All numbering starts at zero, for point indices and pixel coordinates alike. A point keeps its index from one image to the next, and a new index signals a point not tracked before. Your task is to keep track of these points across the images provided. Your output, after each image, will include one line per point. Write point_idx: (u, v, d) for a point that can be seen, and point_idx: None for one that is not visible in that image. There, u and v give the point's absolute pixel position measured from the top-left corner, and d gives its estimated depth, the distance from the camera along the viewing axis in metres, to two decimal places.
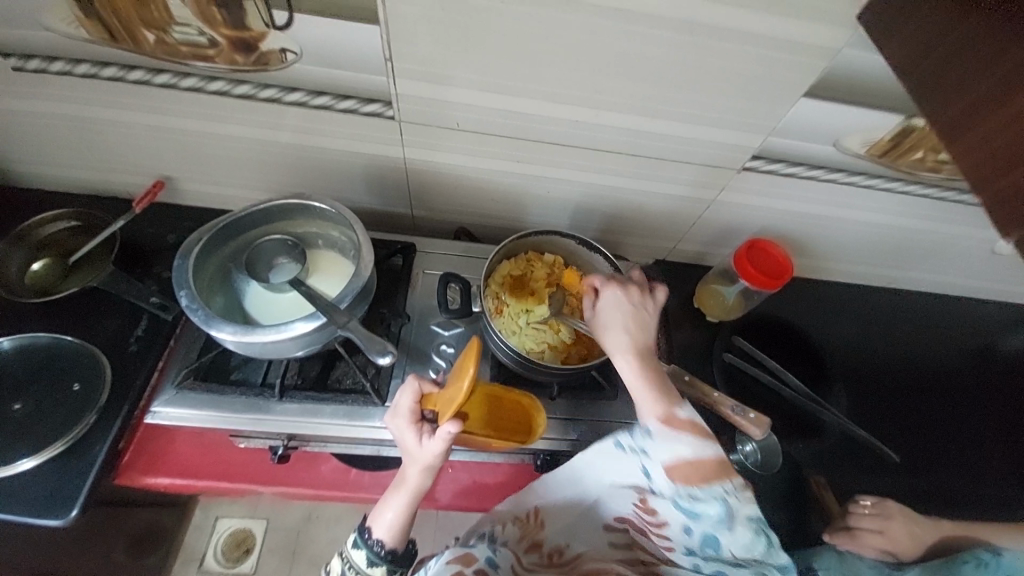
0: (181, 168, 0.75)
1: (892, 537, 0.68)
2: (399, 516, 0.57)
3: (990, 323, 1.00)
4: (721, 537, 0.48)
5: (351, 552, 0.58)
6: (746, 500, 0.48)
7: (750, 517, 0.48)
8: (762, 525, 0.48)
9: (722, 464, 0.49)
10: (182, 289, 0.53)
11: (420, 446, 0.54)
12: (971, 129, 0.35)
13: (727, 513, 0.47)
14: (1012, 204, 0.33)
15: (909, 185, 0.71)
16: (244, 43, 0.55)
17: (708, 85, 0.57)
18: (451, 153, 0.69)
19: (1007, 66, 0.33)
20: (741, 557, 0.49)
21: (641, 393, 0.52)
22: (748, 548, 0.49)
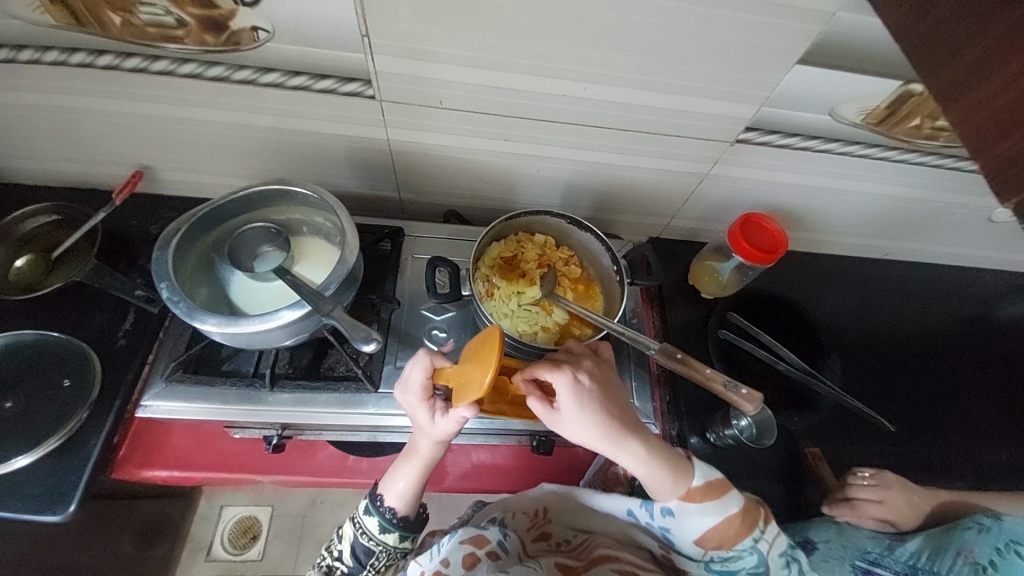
0: (161, 156, 0.72)
1: (892, 507, 0.68)
2: (410, 488, 0.58)
3: (985, 291, 0.99)
4: (676, 529, 0.53)
5: (362, 518, 0.59)
6: (695, 501, 0.51)
7: (699, 511, 0.51)
8: (715, 521, 0.51)
9: (676, 480, 0.52)
10: (163, 281, 0.51)
11: (433, 423, 0.54)
12: (967, 95, 0.34)
13: (674, 511, 0.52)
14: (1004, 172, 0.32)
15: (905, 153, 0.70)
16: (213, 22, 0.53)
17: (700, 54, 0.55)
18: (436, 133, 0.67)
19: (1006, 23, 0.31)
20: (709, 547, 0.51)
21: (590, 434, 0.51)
22: (715, 541, 0.51)
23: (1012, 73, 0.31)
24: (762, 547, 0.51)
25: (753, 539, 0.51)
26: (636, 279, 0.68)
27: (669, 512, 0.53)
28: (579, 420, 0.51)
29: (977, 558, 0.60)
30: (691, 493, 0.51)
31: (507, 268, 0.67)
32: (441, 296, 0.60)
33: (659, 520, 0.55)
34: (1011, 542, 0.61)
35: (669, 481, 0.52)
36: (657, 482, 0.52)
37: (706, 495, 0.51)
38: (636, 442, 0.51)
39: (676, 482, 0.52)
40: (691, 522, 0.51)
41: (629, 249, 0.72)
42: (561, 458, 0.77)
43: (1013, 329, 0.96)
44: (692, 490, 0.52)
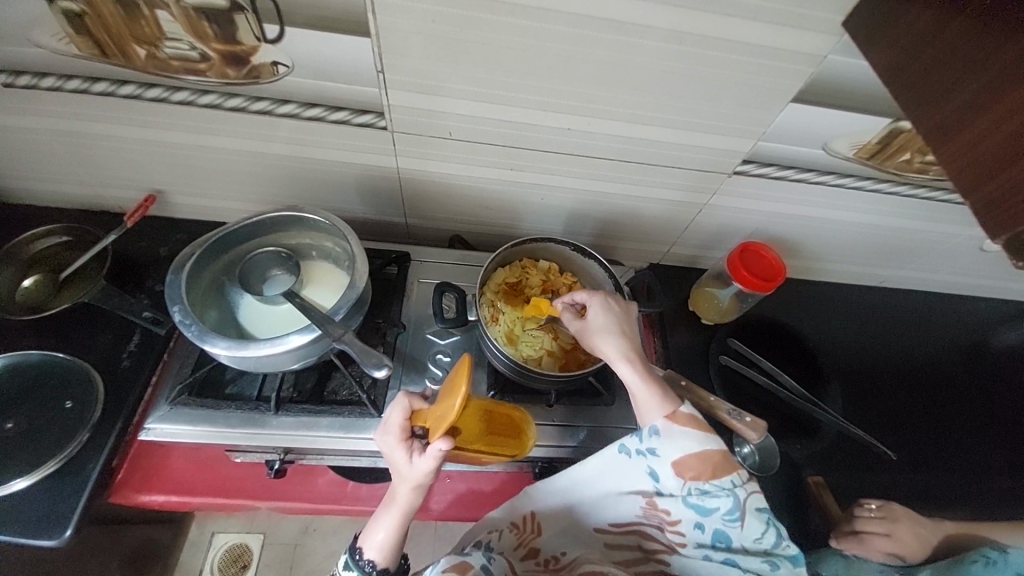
0: (174, 181, 0.74)
1: (901, 541, 0.68)
2: (388, 537, 0.56)
3: (981, 320, 1.01)
4: (662, 452, 0.52)
5: (343, 575, 0.57)
6: (681, 424, 0.52)
7: (685, 434, 0.51)
8: (698, 446, 0.51)
9: (666, 400, 0.54)
10: (175, 304, 0.52)
11: (411, 463, 0.53)
12: (958, 133, 0.36)
13: (660, 429, 0.52)
14: (992, 211, 0.34)
15: (897, 186, 0.72)
16: (234, 57, 0.55)
17: (700, 92, 0.58)
18: (445, 163, 0.69)
19: (992, 68, 0.33)
20: (688, 479, 0.51)
21: (607, 337, 0.57)
22: (695, 472, 0.51)
23: (999, 114, 0.33)
24: (740, 493, 0.51)
25: (732, 481, 0.51)
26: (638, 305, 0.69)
27: (656, 432, 0.52)
28: (602, 326, 0.58)
29: None
30: (678, 414, 0.52)
31: (512, 293, 0.68)
32: (445, 322, 0.61)
33: (643, 446, 0.53)
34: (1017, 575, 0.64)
35: (659, 398, 0.54)
36: (649, 395, 0.54)
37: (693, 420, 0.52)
38: (640, 356, 0.56)
39: (664, 399, 0.53)
40: (673, 446, 0.51)
41: (631, 277, 0.73)
42: None
43: (1010, 358, 0.97)
44: (679, 413, 0.53)
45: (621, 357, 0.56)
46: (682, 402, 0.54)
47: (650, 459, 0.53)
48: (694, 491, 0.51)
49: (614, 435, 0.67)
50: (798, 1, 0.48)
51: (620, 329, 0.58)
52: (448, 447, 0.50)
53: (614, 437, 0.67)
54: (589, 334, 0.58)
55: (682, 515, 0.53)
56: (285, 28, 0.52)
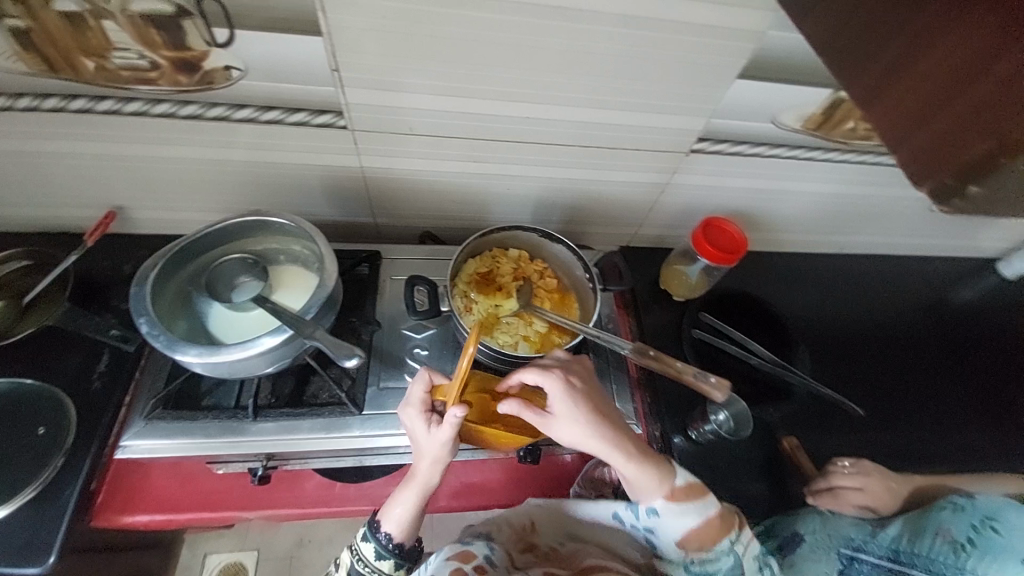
0: (134, 196, 0.73)
1: (872, 493, 0.71)
2: (404, 514, 0.58)
3: (937, 278, 1.06)
4: (661, 530, 0.57)
5: (361, 545, 0.59)
6: (677, 502, 0.55)
7: (682, 512, 0.55)
8: (698, 521, 0.55)
9: (660, 482, 0.56)
10: (142, 316, 0.52)
11: (429, 435, 0.55)
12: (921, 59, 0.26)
13: (659, 510, 0.56)
14: (949, 143, 0.25)
15: (844, 154, 0.76)
16: (186, 64, 0.55)
17: (650, 73, 0.59)
18: (410, 159, 0.69)
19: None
20: (692, 550, 0.55)
21: (586, 431, 0.55)
22: (699, 542, 0.55)
23: (930, 46, 0.25)
24: (739, 549, 0.55)
25: (730, 540, 0.55)
26: (608, 285, 0.71)
27: (656, 513, 0.56)
28: (569, 421, 0.54)
29: (956, 536, 0.62)
30: (675, 492, 0.56)
31: (484, 282, 0.69)
32: (419, 314, 0.62)
33: (642, 523, 0.60)
34: (986, 519, 0.62)
35: (655, 477, 0.56)
36: (645, 475, 0.56)
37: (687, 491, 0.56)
38: (624, 443, 0.55)
39: (660, 481, 0.56)
40: (675, 522, 0.55)
41: (597, 260, 0.75)
42: (549, 468, 0.78)
43: (967, 312, 1.03)
44: (677, 490, 0.56)
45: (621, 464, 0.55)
46: (676, 474, 0.57)
47: (651, 533, 0.59)
48: (695, 560, 0.55)
49: None
50: None
51: (594, 420, 0.55)
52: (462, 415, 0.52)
53: None
54: (565, 433, 0.55)
55: None
56: (235, 31, 0.52)
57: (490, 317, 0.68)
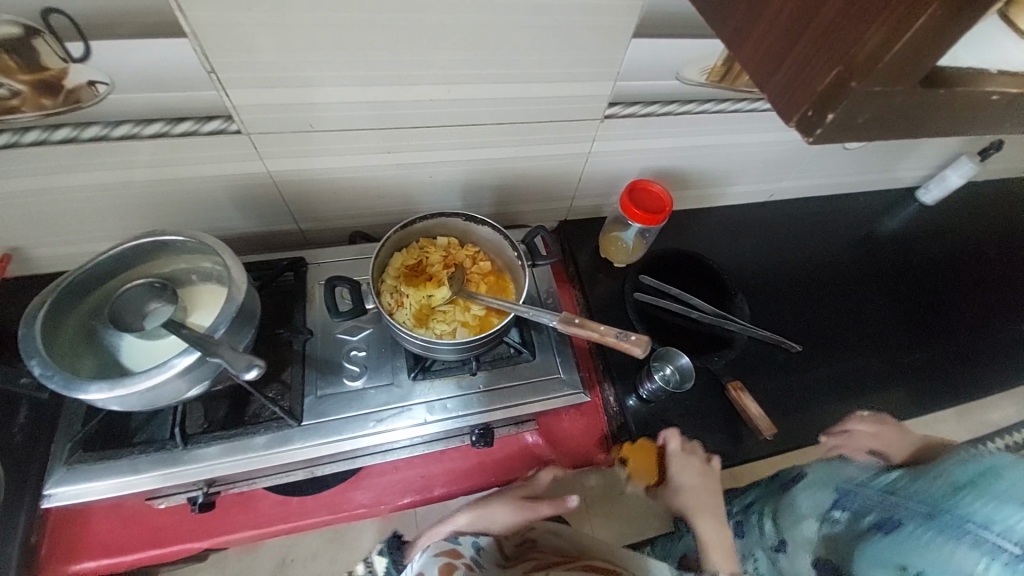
0: (27, 234, 0.68)
1: (885, 440, 0.75)
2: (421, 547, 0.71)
3: (862, 212, 1.11)
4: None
5: None
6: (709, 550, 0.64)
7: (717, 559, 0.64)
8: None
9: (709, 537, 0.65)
10: (33, 357, 0.48)
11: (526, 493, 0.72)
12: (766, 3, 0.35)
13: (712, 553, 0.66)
14: (796, 85, 0.34)
15: (754, 102, 0.77)
16: (45, 85, 0.50)
17: (545, 41, 0.59)
18: (320, 158, 0.67)
19: None
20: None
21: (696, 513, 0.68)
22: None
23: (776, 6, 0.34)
24: None
25: None
26: (538, 260, 0.71)
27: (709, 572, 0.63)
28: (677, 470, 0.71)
29: (954, 479, 0.51)
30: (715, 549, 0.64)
31: (412, 274, 0.68)
32: (343, 315, 0.60)
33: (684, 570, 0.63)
34: (983, 473, 0.49)
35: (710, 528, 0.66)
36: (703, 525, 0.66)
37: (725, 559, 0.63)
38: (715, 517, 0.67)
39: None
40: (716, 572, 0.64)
41: (527, 235, 0.74)
42: (510, 449, 0.75)
43: (893, 242, 1.08)
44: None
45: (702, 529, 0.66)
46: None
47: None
48: None
49: (544, 387, 0.69)
50: None
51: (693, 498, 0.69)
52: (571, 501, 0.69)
53: (546, 390, 0.69)
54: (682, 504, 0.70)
55: None
56: (91, 42, 0.48)
57: (423, 309, 0.67)
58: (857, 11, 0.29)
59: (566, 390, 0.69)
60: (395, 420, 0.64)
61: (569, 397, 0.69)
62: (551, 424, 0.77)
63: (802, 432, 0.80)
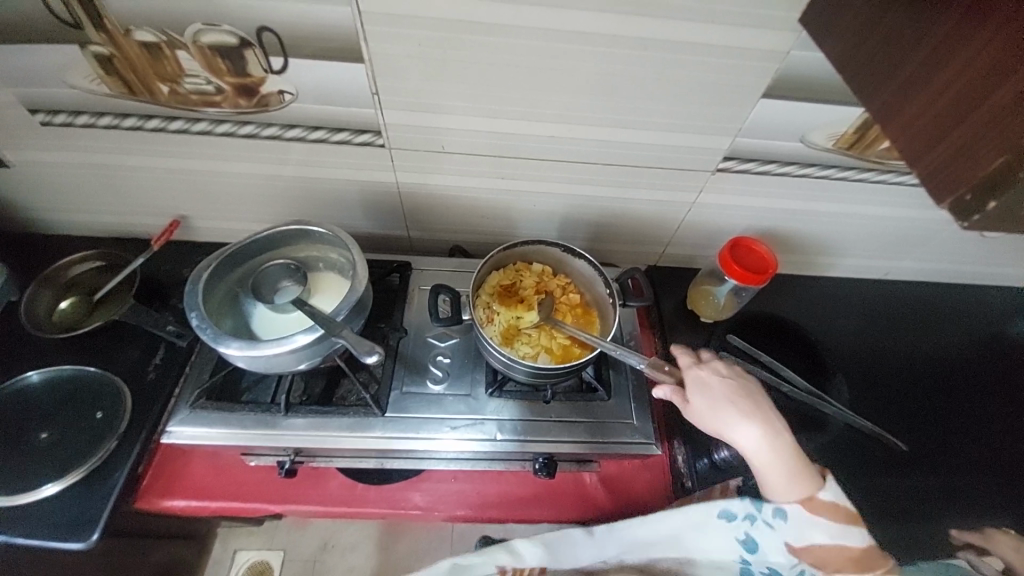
0: (194, 206, 0.80)
1: None
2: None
3: (991, 308, 1.00)
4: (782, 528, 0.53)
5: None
6: (815, 511, 0.51)
7: (814, 520, 0.51)
8: (831, 541, 0.50)
9: (806, 484, 0.52)
10: (192, 311, 0.58)
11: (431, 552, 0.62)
12: (932, 82, 0.35)
13: (789, 514, 0.53)
14: (954, 167, 0.33)
15: (882, 175, 0.74)
16: (246, 88, 0.61)
17: (674, 95, 0.61)
18: (442, 177, 0.74)
19: (940, 33, 0.35)
20: (803, 560, 0.52)
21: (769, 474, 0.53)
22: (817, 558, 0.51)
23: (942, 85, 0.34)
24: None
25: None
26: (628, 301, 0.72)
27: (783, 515, 0.53)
28: (716, 398, 0.56)
29: None
30: (814, 498, 0.52)
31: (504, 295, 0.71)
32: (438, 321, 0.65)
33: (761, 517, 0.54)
34: None
35: (806, 476, 0.53)
36: (796, 471, 0.53)
37: (848, 516, 0.51)
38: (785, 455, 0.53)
39: (806, 483, 0.52)
40: (798, 532, 0.52)
41: (619, 275, 0.75)
42: (567, 487, 0.75)
43: None
44: (818, 502, 0.52)
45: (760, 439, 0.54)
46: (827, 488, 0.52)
47: (760, 527, 0.54)
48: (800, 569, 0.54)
49: (616, 429, 0.68)
50: (754, 4, 0.51)
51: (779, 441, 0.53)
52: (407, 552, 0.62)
53: (618, 432, 0.68)
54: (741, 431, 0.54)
55: None
56: (289, 59, 0.57)
57: (511, 328, 0.69)
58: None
59: (638, 437, 0.68)
60: (466, 431, 0.66)
61: (641, 444, 0.68)
62: (613, 469, 0.75)
63: (900, 541, 0.71)
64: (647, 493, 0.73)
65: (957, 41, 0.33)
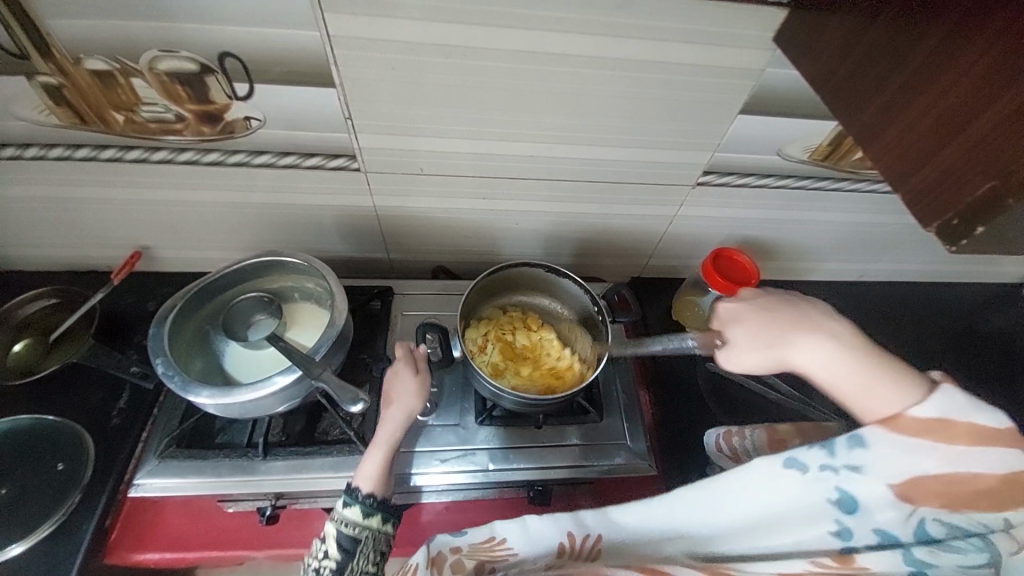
0: (159, 237, 0.76)
1: None
2: (401, 424, 0.58)
3: (962, 304, 1.03)
4: (872, 468, 0.41)
5: (342, 510, 0.54)
6: (911, 433, 0.40)
7: (912, 448, 0.40)
8: (940, 469, 0.39)
9: (907, 394, 0.43)
10: (158, 357, 0.54)
11: (399, 402, 0.58)
12: (912, 105, 0.35)
13: (869, 439, 0.41)
14: (938, 193, 0.34)
15: (855, 183, 0.75)
16: (209, 115, 0.57)
17: (653, 112, 0.61)
18: (421, 199, 0.72)
19: (920, 54, 0.35)
20: (919, 505, 0.40)
21: (870, 391, 0.45)
22: (939, 496, 0.39)
23: (924, 107, 0.34)
24: (999, 542, 0.38)
25: (996, 515, 0.38)
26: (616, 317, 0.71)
27: (861, 445, 0.41)
28: (750, 337, 0.52)
29: None
30: (906, 420, 0.41)
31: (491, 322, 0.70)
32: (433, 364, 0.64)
33: (839, 462, 0.42)
34: None
35: (894, 388, 0.44)
36: (864, 383, 0.46)
37: (975, 436, 0.39)
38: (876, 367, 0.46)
39: (913, 390, 0.43)
40: (890, 462, 0.40)
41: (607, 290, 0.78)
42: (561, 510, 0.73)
43: (999, 339, 0.98)
44: (907, 420, 0.41)
45: (805, 359, 0.49)
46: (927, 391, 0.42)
47: (850, 476, 0.42)
48: (926, 519, 0.40)
49: (609, 451, 0.67)
50: (731, 22, 0.51)
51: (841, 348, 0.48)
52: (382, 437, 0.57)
53: (611, 453, 0.67)
54: (745, 356, 0.52)
55: (895, 569, 0.40)
56: (255, 85, 0.54)
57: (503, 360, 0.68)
58: (1005, 138, 0.30)
59: (632, 458, 0.67)
60: (457, 463, 0.64)
61: (635, 465, 0.67)
62: (609, 490, 0.74)
63: None
64: None
65: (933, 66, 0.34)
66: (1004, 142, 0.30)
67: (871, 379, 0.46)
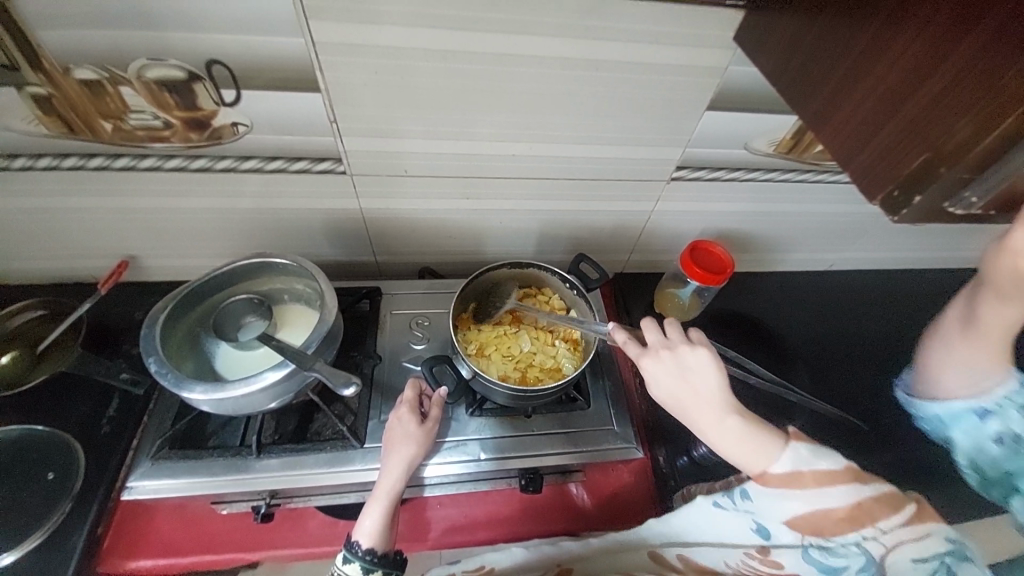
0: (146, 245, 0.77)
1: None
2: (402, 473, 0.59)
3: (931, 291, 1.08)
4: (756, 504, 0.49)
5: (344, 567, 0.56)
6: (776, 485, 0.47)
7: (782, 496, 0.47)
8: (803, 506, 0.46)
9: (760, 453, 0.48)
10: (151, 356, 0.55)
11: (398, 448, 0.61)
12: (855, 89, 0.39)
13: (752, 493, 0.50)
14: (883, 166, 0.37)
15: (819, 174, 0.79)
16: (197, 121, 0.59)
17: (626, 111, 0.64)
18: (406, 200, 0.74)
19: (859, 44, 0.38)
20: (806, 534, 0.47)
21: (736, 449, 0.48)
22: (810, 527, 0.46)
23: (867, 88, 0.38)
24: (870, 547, 0.44)
25: (858, 535, 0.44)
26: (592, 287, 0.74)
27: (749, 496, 0.50)
28: (666, 386, 0.52)
29: None
30: (769, 474, 0.47)
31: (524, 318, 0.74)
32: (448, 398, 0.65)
33: (738, 505, 0.51)
34: None
35: (761, 447, 0.48)
36: (750, 443, 0.48)
37: (823, 475, 0.45)
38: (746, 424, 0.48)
39: (770, 443, 0.48)
40: (768, 505, 0.48)
41: (571, 263, 0.79)
42: (552, 499, 0.74)
43: None
44: (770, 474, 0.47)
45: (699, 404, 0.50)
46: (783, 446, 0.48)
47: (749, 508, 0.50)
48: (812, 543, 0.47)
49: (596, 437, 0.70)
50: (694, 24, 0.55)
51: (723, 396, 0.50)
52: (386, 486, 0.58)
53: (599, 439, 0.70)
54: (653, 375, 0.52)
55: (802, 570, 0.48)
56: (242, 91, 0.56)
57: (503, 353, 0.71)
58: (936, 113, 0.33)
59: (617, 443, 0.69)
60: (448, 454, 0.66)
61: (621, 450, 0.69)
62: (597, 476, 0.75)
63: None
64: (631, 498, 0.74)
65: (872, 54, 0.37)
66: (937, 117, 0.33)
67: (748, 436, 0.48)
